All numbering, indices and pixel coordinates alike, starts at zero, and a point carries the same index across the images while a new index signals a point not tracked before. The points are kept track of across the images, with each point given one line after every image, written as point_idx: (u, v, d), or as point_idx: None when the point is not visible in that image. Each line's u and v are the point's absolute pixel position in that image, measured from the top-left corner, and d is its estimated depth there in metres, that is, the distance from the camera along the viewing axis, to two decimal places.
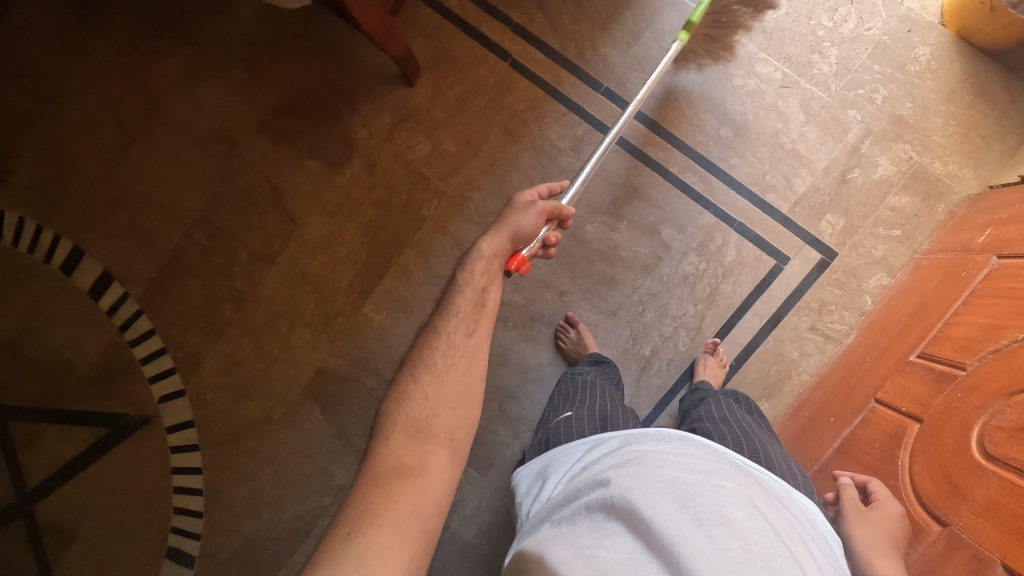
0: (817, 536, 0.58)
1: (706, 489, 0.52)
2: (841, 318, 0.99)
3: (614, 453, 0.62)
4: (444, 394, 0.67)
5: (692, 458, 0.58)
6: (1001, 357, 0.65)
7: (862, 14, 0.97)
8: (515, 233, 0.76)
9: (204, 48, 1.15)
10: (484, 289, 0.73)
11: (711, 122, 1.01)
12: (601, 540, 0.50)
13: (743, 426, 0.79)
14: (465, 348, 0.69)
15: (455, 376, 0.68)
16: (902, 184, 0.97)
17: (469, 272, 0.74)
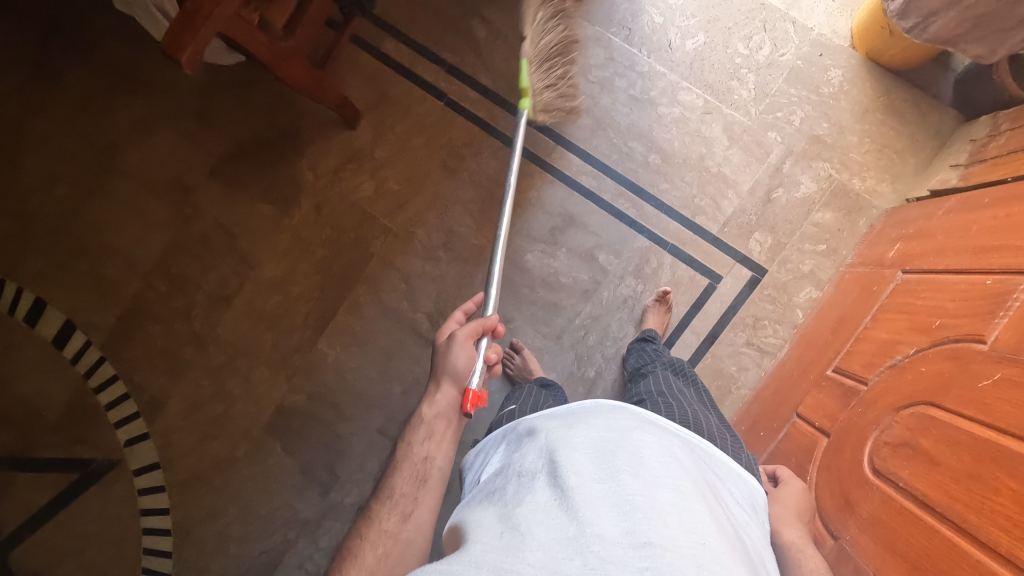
0: (740, 493, 0.60)
1: (625, 446, 0.55)
2: (774, 332, 1.03)
3: (546, 421, 0.65)
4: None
5: (617, 419, 0.61)
6: (895, 372, 0.68)
7: (775, 40, 1.02)
8: (453, 374, 0.77)
9: (155, 100, 1.18)
10: (426, 457, 0.72)
11: (640, 149, 1.05)
12: (518, 500, 0.51)
13: (678, 399, 0.80)
14: (399, 539, 0.64)
15: (391, 543, 0.64)
16: (824, 201, 1.01)
17: (412, 445, 0.73)
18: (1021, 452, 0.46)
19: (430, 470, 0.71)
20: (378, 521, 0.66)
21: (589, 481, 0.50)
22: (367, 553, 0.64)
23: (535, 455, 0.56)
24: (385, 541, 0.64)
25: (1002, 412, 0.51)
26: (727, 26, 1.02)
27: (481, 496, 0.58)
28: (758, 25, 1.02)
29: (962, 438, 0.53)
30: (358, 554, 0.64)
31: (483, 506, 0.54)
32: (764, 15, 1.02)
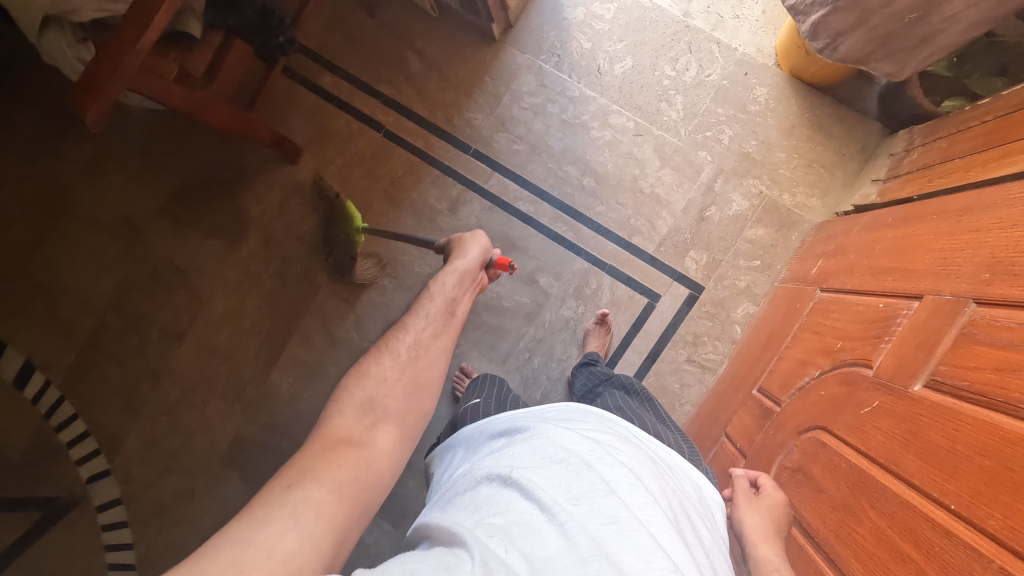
0: (695, 496, 0.59)
1: (599, 464, 0.53)
2: (714, 348, 1.04)
3: (517, 425, 0.63)
4: (398, 389, 0.63)
5: (592, 432, 0.60)
6: (802, 394, 0.69)
7: (701, 61, 1.03)
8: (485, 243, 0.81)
9: (102, 141, 1.19)
10: (456, 296, 0.73)
11: (574, 173, 1.06)
12: (496, 509, 0.49)
13: (635, 414, 0.77)
14: (424, 346, 0.68)
15: (423, 351, 0.67)
16: (756, 218, 1.02)
17: (442, 282, 0.74)
18: (883, 483, 0.48)
19: (458, 306, 0.73)
20: (411, 328, 0.69)
21: (565, 501, 0.48)
22: (402, 350, 0.66)
23: (508, 466, 0.54)
24: (415, 349, 0.67)
25: (874, 441, 0.52)
26: (653, 49, 1.04)
27: (448, 504, 0.56)
28: (684, 47, 1.04)
29: (841, 464, 0.54)
30: (388, 342, 0.68)
31: (458, 512, 0.52)
32: (688, 37, 1.04)
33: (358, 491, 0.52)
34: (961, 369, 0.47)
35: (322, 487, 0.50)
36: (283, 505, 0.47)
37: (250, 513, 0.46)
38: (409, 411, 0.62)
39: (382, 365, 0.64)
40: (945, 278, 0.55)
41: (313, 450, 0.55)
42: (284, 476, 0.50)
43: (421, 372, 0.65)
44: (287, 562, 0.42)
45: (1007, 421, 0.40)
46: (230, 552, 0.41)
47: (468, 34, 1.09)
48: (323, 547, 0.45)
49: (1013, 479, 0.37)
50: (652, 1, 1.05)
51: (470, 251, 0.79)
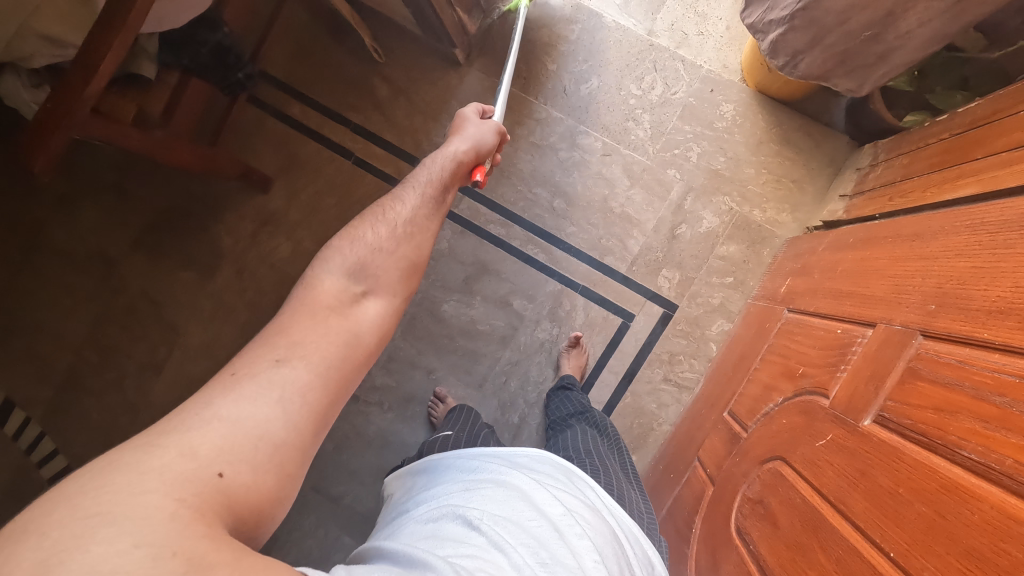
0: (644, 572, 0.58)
1: (569, 531, 0.52)
2: (690, 366, 1.03)
3: (489, 465, 0.63)
4: (395, 258, 0.63)
5: (563, 492, 0.59)
6: (766, 421, 0.68)
7: (666, 80, 1.03)
8: (485, 139, 0.78)
9: (72, 176, 1.17)
10: (447, 178, 0.72)
11: (544, 195, 1.06)
12: (462, 550, 0.48)
13: (598, 458, 0.78)
14: (416, 223, 0.67)
15: (409, 229, 0.66)
16: (727, 234, 1.02)
17: (429, 163, 0.73)
18: (832, 524, 0.47)
19: (451, 189, 0.73)
20: (406, 202, 0.67)
21: (531, 565, 0.48)
22: (386, 222, 0.65)
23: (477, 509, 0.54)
24: (410, 223, 0.66)
25: (827, 477, 0.51)
26: (618, 69, 1.04)
27: (403, 535, 0.54)
28: (648, 65, 1.04)
29: (796, 500, 0.53)
30: (377, 210, 0.66)
31: (421, 542, 0.51)
32: (653, 55, 1.04)
33: (343, 367, 0.53)
34: (906, 407, 0.46)
35: (308, 368, 0.51)
36: (271, 386, 0.48)
37: (240, 386, 0.47)
38: (404, 282, 0.63)
39: (377, 233, 0.63)
40: (897, 307, 0.55)
41: (302, 311, 0.55)
42: (271, 347, 0.51)
43: (415, 248, 0.65)
44: (275, 447, 0.45)
45: (944, 466, 0.39)
46: (223, 428, 0.44)
47: (433, 58, 1.09)
48: (308, 428, 0.48)
49: (949, 531, 0.36)
50: (616, 21, 1.04)
51: (471, 132, 0.78)
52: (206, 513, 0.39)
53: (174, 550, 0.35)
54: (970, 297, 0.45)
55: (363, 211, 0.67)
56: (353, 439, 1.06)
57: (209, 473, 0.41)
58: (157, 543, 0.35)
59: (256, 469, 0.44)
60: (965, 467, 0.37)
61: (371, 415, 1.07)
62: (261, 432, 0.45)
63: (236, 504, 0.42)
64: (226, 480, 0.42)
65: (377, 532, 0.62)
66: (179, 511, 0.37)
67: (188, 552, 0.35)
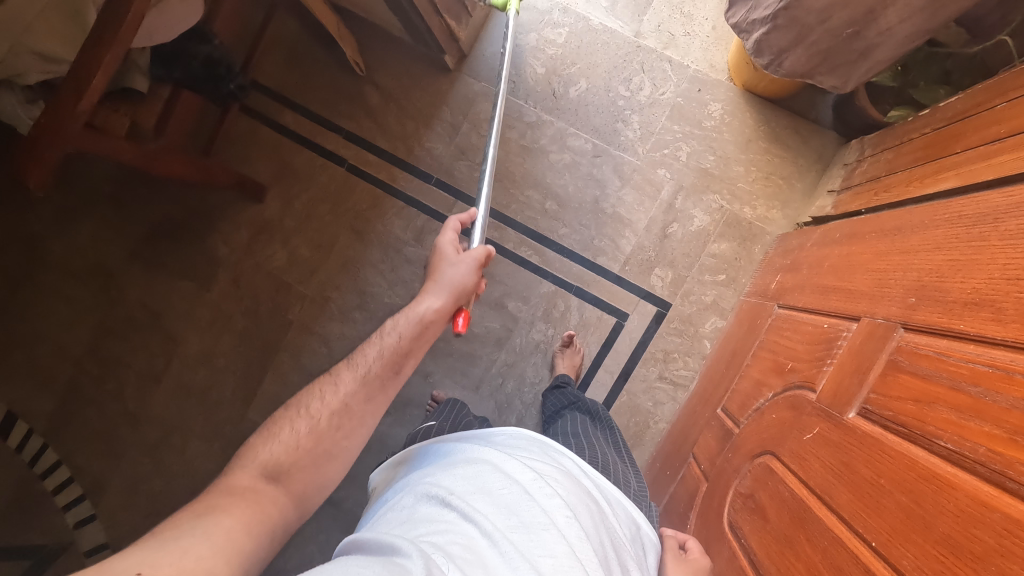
0: (624, 527, 0.59)
1: (539, 492, 0.53)
2: (685, 364, 1.04)
3: (464, 447, 0.64)
4: (306, 451, 0.59)
5: (536, 462, 0.60)
6: (757, 416, 0.69)
7: (654, 80, 1.04)
8: (458, 286, 0.72)
9: (69, 189, 1.19)
10: (404, 353, 0.68)
11: (536, 198, 1.07)
12: (435, 528, 0.49)
13: (589, 439, 0.81)
14: (352, 410, 0.63)
15: (345, 418, 0.62)
16: (718, 232, 1.02)
17: (385, 332, 0.69)
18: (818, 515, 0.48)
19: (408, 363, 0.68)
20: (339, 389, 0.63)
21: (504, 529, 0.49)
22: (325, 410, 0.62)
23: (450, 488, 0.55)
24: (340, 412, 0.62)
25: (813, 470, 0.52)
26: (606, 70, 1.05)
27: (383, 521, 0.56)
28: (636, 66, 1.04)
29: (785, 493, 0.54)
30: (311, 395, 0.63)
31: (397, 528, 0.52)
32: (640, 57, 1.04)
33: (266, 526, 0.50)
34: (888, 399, 0.47)
35: (231, 519, 0.48)
36: (193, 528, 0.46)
37: (160, 534, 0.45)
38: (319, 480, 0.59)
39: (297, 429, 0.60)
40: (880, 300, 0.56)
41: (224, 486, 0.53)
42: (193, 509, 0.49)
43: (340, 439, 0.61)
44: (200, 570, 0.42)
45: (922, 456, 0.40)
46: (143, 554, 0.41)
47: (423, 65, 1.10)
48: (234, 557, 0.45)
49: (926, 520, 0.37)
50: (603, 24, 1.05)
51: (446, 279, 0.73)
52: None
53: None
54: (948, 289, 0.46)
55: (301, 393, 0.65)
56: None
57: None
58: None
59: None
60: (941, 456, 0.38)
61: None
62: (183, 552, 0.42)
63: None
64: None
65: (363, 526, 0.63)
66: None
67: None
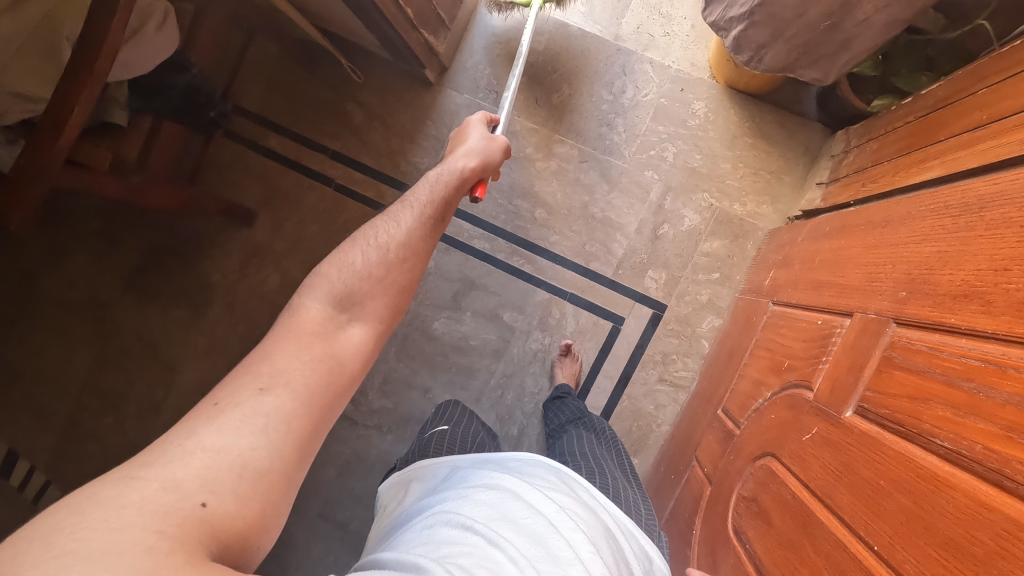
0: (639, 558, 0.58)
1: (565, 525, 0.52)
2: (684, 365, 1.03)
3: (484, 471, 0.63)
4: (380, 280, 0.60)
5: (559, 491, 0.59)
6: (757, 417, 0.68)
7: (636, 83, 1.04)
8: (487, 154, 0.75)
9: (59, 224, 1.18)
10: (450, 201, 0.68)
11: (525, 206, 1.07)
12: (459, 550, 0.48)
13: (596, 460, 0.79)
14: (414, 246, 0.63)
15: (410, 251, 0.63)
16: (710, 231, 1.02)
17: (431, 178, 0.69)
18: (820, 518, 0.47)
19: (452, 210, 0.69)
20: (401, 223, 0.64)
21: (529, 557, 0.48)
22: (385, 242, 0.62)
23: (473, 513, 0.54)
24: (403, 245, 0.62)
25: (814, 471, 0.51)
26: (588, 75, 1.05)
27: (399, 544, 0.54)
28: (618, 70, 1.04)
29: (787, 496, 0.53)
30: (370, 231, 0.63)
31: (416, 548, 0.51)
32: (621, 60, 1.04)
33: (331, 387, 0.53)
34: (884, 397, 0.46)
35: (292, 395, 0.50)
36: (252, 417, 0.47)
37: (223, 417, 0.47)
38: (393, 308, 0.61)
39: (368, 259, 0.60)
40: (870, 295, 0.55)
41: (288, 334, 0.54)
42: (256, 374, 0.50)
43: (410, 270, 0.62)
44: (258, 474, 0.45)
45: (920, 455, 0.39)
46: (206, 459, 0.44)
47: (404, 80, 1.09)
48: (289, 452, 0.48)
49: (926, 521, 0.36)
50: (581, 29, 1.05)
51: (479, 146, 0.75)
52: (190, 541, 0.39)
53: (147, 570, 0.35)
54: (937, 282, 0.45)
55: (358, 229, 0.64)
56: (355, 463, 1.06)
57: (191, 502, 0.42)
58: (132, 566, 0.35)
59: (239, 497, 0.44)
60: (939, 455, 0.37)
61: (371, 437, 1.07)
62: (242, 462, 0.45)
63: (219, 530, 0.42)
64: (208, 508, 0.42)
65: (376, 543, 0.62)
66: (157, 538, 0.38)
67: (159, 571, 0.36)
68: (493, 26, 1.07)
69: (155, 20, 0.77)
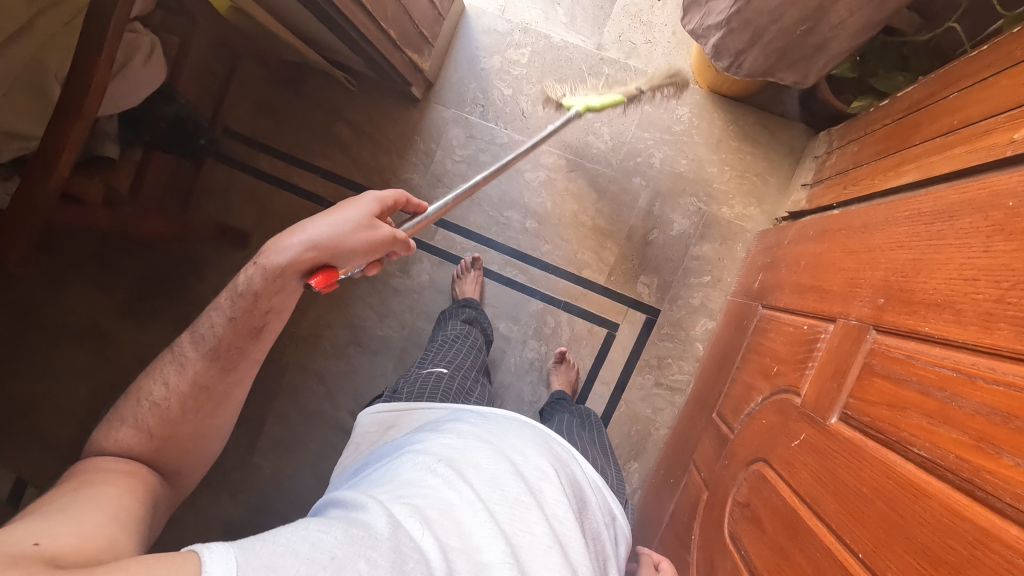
0: (600, 505, 0.65)
1: (530, 476, 0.56)
2: (680, 369, 1.04)
3: (457, 420, 0.65)
4: (167, 434, 0.57)
5: (528, 445, 0.62)
6: (749, 421, 0.69)
7: (620, 91, 1.05)
8: (336, 242, 0.60)
9: (57, 253, 1.20)
10: (266, 318, 0.61)
11: (516, 217, 1.08)
12: (419, 484, 0.50)
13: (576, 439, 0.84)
14: (209, 386, 0.59)
15: (202, 396, 0.59)
16: (699, 234, 1.03)
17: (251, 275, 0.60)
18: (809, 524, 0.48)
19: (273, 320, 0.62)
20: (187, 365, 0.59)
21: (488, 499, 0.50)
22: (175, 380, 0.58)
23: (440, 450, 0.56)
24: (196, 391, 0.59)
25: (802, 476, 0.52)
26: (571, 85, 1.06)
27: (365, 478, 0.57)
28: (601, 79, 1.05)
29: (778, 502, 0.54)
30: (162, 368, 0.60)
31: (381, 481, 0.53)
32: (604, 69, 1.05)
33: (143, 500, 0.50)
34: (866, 404, 0.47)
35: (100, 505, 0.45)
36: (75, 505, 0.43)
37: (36, 514, 0.41)
38: (186, 463, 0.59)
39: (147, 416, 0.57)
40: (852, 301, 0.56)
41: (88, 473, 0.50)
42: (62, 493, 0.46)
43: (205, 420, 0.60)
44: (86, 536, 0.40)
45: (899, 463, 0.40)
46: (32, 527, 0.39)
47: (391, 97, 1.10)
48: (123, 527, 0.44)
49: (906, 530, 0.37)
50: (564, 39, 1.06)
51: (342, 225, 0.61)
52: (31, 565, 0.33)
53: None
54: (912, 290, 0.47)
55: (141, 376, 0.60)
56: None
57: (22, 543, 0.36)
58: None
59: (75, 542, 0.38)
60: (916, 463, 0.38)
61: None
62: (75, 523, 0.40)
63: (64, 557, 0.36)
64: (42, 545, 0.36)
65: (349, 476, 0.65)
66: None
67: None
68: (476, 40, 1.08)
69: (141, 54, 0.77)
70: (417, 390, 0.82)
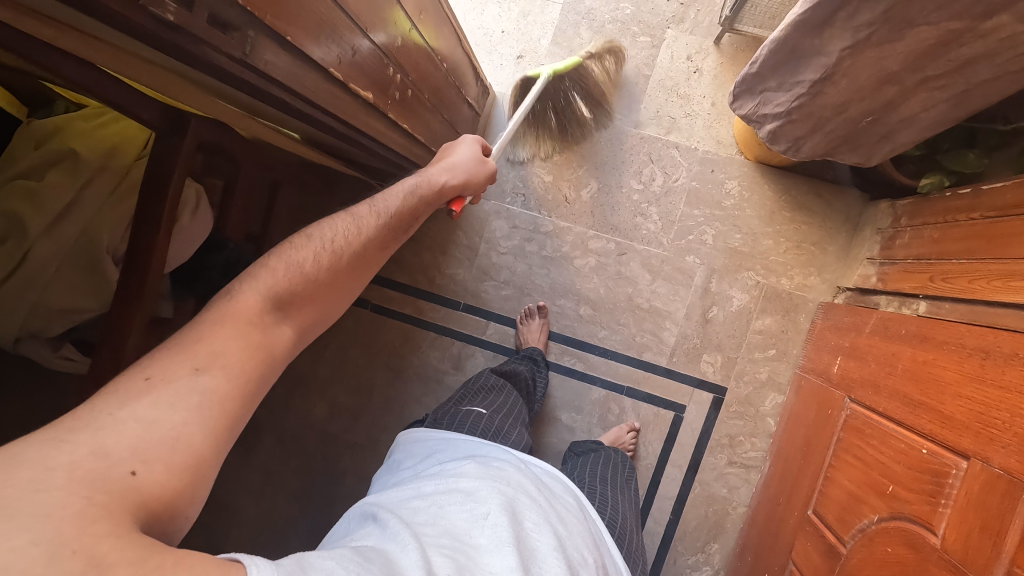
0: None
1: (570, 555, 0.54)
2: (752, 446, 1.02)
3: (504, 464, 0.63)
4: (323, 286, 0.55)
5: (569, 523, 0.59)
6: (865, 541, 0.67)
7: (665, 168, 1.02)
8: (473, 176, 0.74)
9: None
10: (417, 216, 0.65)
11: (568, 305, 1.05)
12: (460, 539, 0.49)
13: (602, 487, 0.83)
14: (368, 254, 0.59)
15: (362, 264, 0.59)
16: (760, 308, 1.01)
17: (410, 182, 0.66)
18: None
19: (414, 223, 0.66)
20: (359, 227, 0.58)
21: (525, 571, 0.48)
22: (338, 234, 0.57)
23: (487, 498, 0.54)
24: (357, 256, 0.58)
25: None
26: (614, 167, 1.03)
27: (404, 502, 0.56)
28: (644, 158, 1.03)
29: None
30: (327, 227, 0.57)
31: (422, 518, 0.52)
32: (646, 147, 1.03)
33: (263, 368, 0.48)
34: None
35: (230, 380, 0.45)
36: (189, 382, 0.43)
37: (154, 393, 0.41)
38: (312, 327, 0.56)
39: (319, 261, 0.54)
40: (986, 441, 0.54)
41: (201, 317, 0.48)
42: (190, 352, 0.45)
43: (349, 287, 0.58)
44: (189, 451, 0.40)
45: None
46: (137, 429, 0.39)
47: None
48: (223, 438, 0.43)
49: None
50: (600, 120, 1.04)
51: (469, 163, 0.74)
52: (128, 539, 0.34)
53: (75, 547, 0.31)
54: None
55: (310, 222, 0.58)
56: None
57: (119, 472, 0.36)
58: (56, 541, 0.30)
59: (173, 470, 0.39)
60: None
61: None
62: (177, 432, 0.40)
63: (148, 509, 0.37)
64: (138, 479, 0.37)
65: (387, 488, 0.64)
66: (86, 511, 0.33)
67: (92, 552, 0.31)
68: (512, 129, 1.06)
69: (190, 207, 0.74)
70: (455, 424, 0.81)
